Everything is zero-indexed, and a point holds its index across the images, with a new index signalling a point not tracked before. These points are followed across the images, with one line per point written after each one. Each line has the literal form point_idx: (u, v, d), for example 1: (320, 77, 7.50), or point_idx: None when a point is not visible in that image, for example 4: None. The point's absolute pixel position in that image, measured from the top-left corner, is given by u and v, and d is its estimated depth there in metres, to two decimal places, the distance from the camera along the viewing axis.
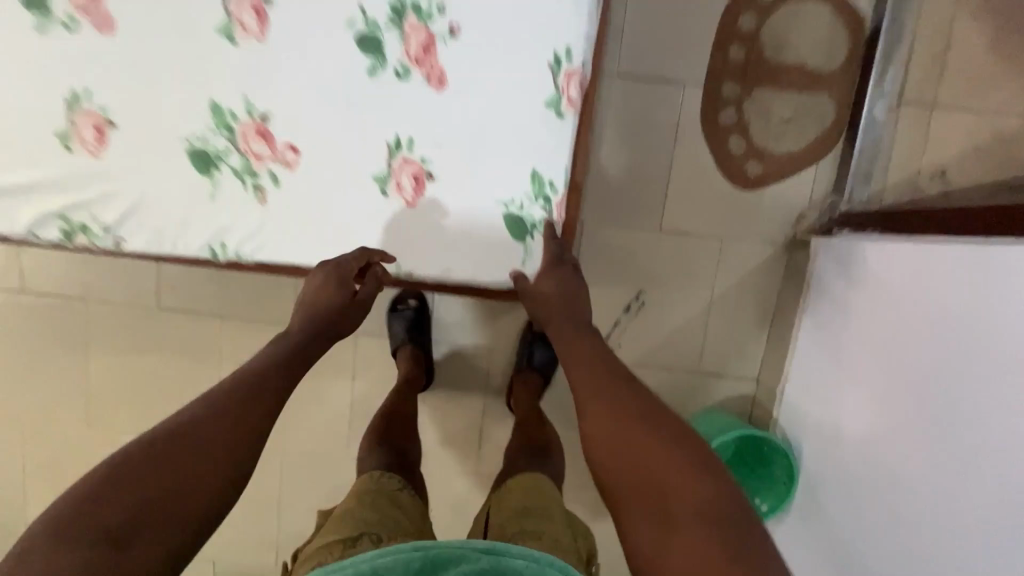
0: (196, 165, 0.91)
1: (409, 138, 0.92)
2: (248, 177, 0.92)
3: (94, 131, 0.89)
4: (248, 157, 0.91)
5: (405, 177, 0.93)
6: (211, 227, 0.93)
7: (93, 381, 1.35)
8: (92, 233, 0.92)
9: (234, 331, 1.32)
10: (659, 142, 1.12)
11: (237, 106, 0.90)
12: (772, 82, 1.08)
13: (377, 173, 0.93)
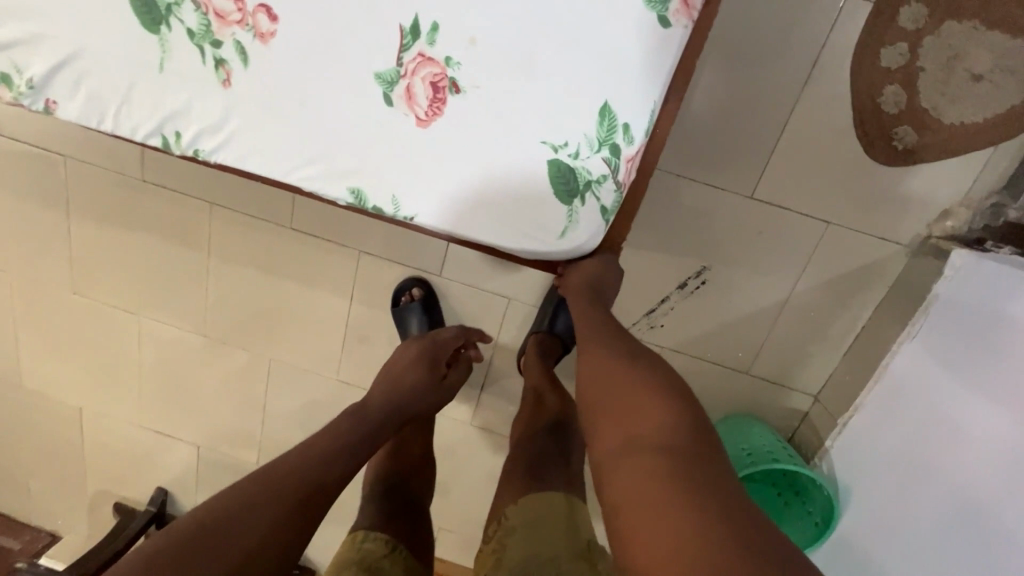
0: (138, 17, 0.55)
1: (434, 23, 0.52)
2: (206, 47, 0.55)
3: None
4: (207, 17, 0.54)
5: (420, 86, 0.53)
6: (164, 106, 0.57)
7: (34, 267, 1.12)
8: (13, 87, 0.59)
9: (194, 239, 1.06)
10: (784, 80, 0.79)
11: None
12: (977, 14, 0.73)
13: (380, 72, 0.54)
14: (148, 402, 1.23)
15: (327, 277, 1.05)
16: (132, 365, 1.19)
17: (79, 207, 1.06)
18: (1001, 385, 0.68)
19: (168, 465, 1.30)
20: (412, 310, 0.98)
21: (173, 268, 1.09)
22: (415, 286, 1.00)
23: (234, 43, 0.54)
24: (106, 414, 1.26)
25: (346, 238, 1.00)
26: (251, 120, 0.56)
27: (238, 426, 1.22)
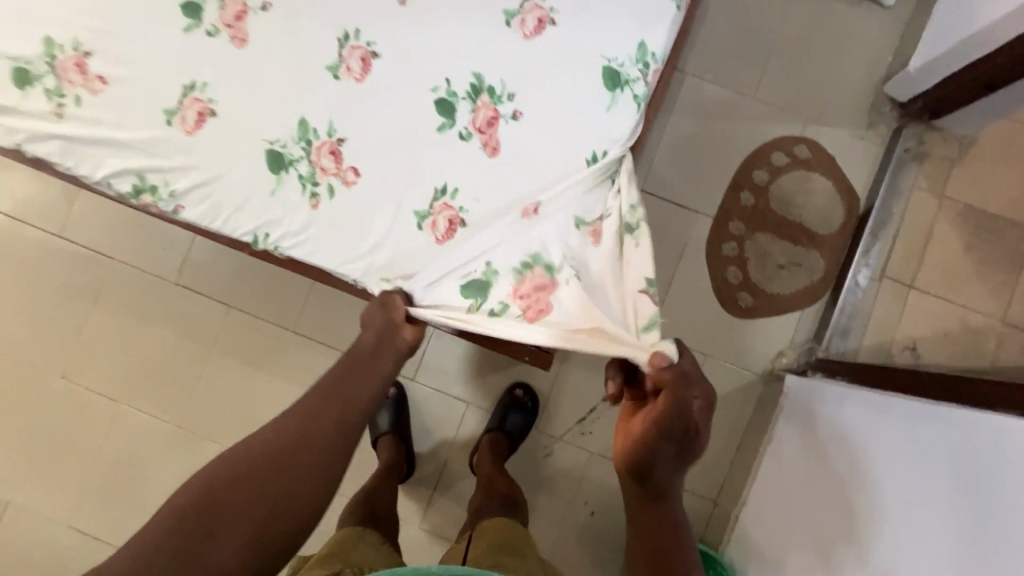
0: (266, 164, 0.87)
1: (455, 186, 0.86)
2: (309, 184, 0.87)
3: (196, 115, 0.88)
4: (315, 169, 0.87)
5: (441, 220, 0.86)
6: (263, 215, 0.87)
7: (36, 348, 1.24)
8: (159, 195, 0.88)
9: (202, 334, 1.24)
10: (667, 256, 1.21)
11: (303, 120, 0.87)
12: (775, 230, 1.20)
13: (417, 210, 0.87)
14: (88, 498, 1.22)
15: (313, 374, 1.23)
16: (89, 455, 1.22)
17: (105, 301, 1.24)
18: (816, 459, 0.97)
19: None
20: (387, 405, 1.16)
21: (172, 358, 1.24)
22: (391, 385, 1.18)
23: (329, 184, 0.87)
24: (33, 511, 1.22)
25: (339, 341, 1.22)
26: (324, 231, 0.87)
27: None
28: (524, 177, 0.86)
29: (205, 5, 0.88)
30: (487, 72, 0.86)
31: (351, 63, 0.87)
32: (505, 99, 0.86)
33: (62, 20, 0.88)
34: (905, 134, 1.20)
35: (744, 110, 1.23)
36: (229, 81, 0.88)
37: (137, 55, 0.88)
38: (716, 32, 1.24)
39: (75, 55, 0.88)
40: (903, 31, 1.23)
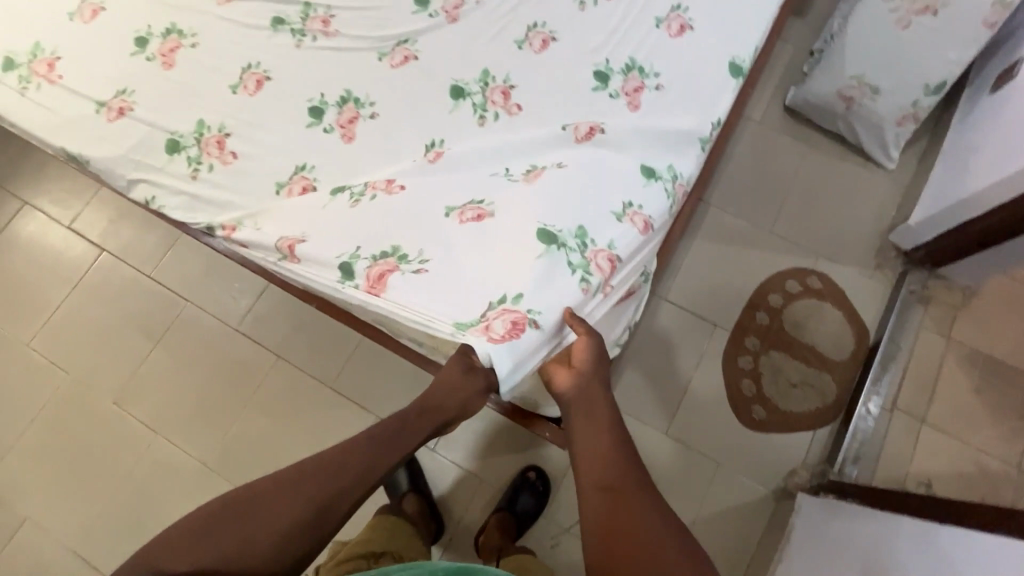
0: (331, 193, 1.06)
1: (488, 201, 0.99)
2: (357, 194, 1.03)
3: (300, 188, 1.07)
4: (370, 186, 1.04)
5: (469, 212, 0.97)
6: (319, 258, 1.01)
7: (97, 372, 1.36)
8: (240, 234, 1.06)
9: (246, 379, 1.34)
10: (684, 361, 1.29)
11: (375, 178, 1.06)
12: (787, 350, 1.29)
13: (449, 206, 0.99)
14: (104, 526, 1.26)
15: (340, 431, 1.30)
16: (117, 482, 1.28)
17: (169, 336, 1.37)
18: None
19: None
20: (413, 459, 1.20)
21: (215, 398, 1.33)
22: None
23: (371, 196, 1.02)
24: (48, 532, 1.26)
25: (369, 402, 1.31)
26: None
27: None
28: (554, 202, 0.95)
29: (326, 110, 1.12)
30: (539, 148, 1.04)
31: (431, 155, 1.07)
32: (551, 167, 1.02)
33: (215, 109, 1.13)
34: (910, 276, 1.32)
35: (761, 240, 1.38)
36: (331, 165, 1.08)
37: (265, 140, 1.10)
38: (738, 174, 1.44)
39: (219, 134, 1.11)
40: (903, 192, 1.41)
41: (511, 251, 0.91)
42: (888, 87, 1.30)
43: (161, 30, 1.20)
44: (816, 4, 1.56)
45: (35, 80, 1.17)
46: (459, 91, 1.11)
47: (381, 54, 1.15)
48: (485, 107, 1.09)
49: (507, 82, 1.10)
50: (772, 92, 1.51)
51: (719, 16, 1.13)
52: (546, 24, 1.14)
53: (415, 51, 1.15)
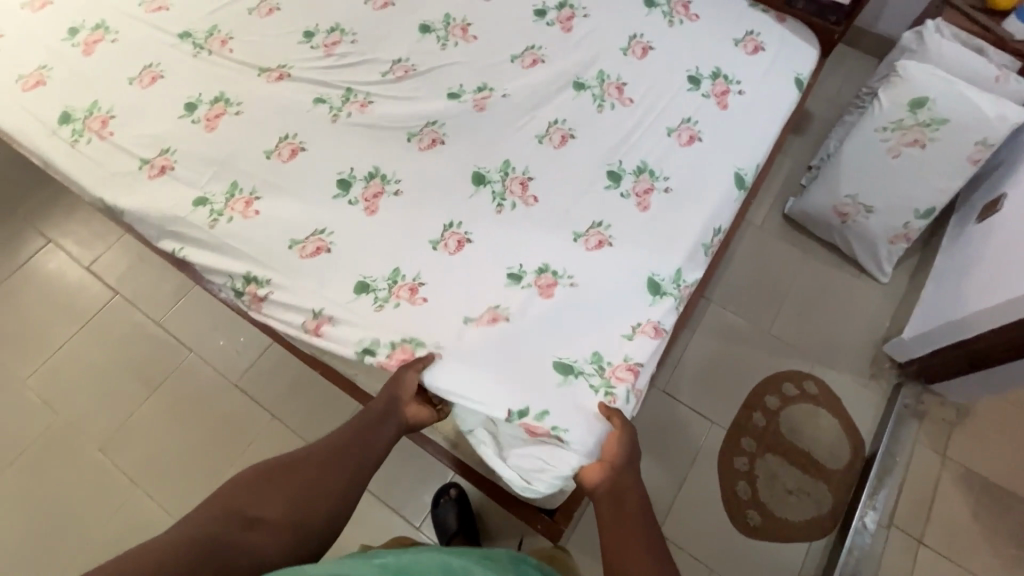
0: (353, 291, 1.07)
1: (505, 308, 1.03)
2: (381, 299, 1.06)
3: (315, 248, 1.12)
4: (391, 293, 1.06)
5: (485, 322, 1.02)
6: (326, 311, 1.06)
7: (86, 414, 1.34)
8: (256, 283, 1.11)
9: (237, 435, 1.33)
10: (679, 456, 1.29)
11: (397, 269, 1.09)
12: (784, 454, 1.29)
13: (466, 315, 1.03)
14: None
15: None
16: (86, 534, 1.24)
17: (166, 384, 1.37)
18: None
19: None
20: (451, 508, 1.21)
21: (201, 453, 1.31)
22: (455, 487, 1.25)
23: (396, 301, 1.05)
24: None
25: None
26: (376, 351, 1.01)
27: None
28: (568, 329, 1.02)
29: (354, 183, 1.18)
30: (551, 261, 1.08)
31: (449, 243, 1.11)
32: (564, 276, 1.06)
33: (250, 174, 1.20)
34: (905, 389, 1.34)
35: (759, 340, 1.42)
36: (352, 234, 1.13)
37: (293, 207, 1.17)
38: (738, 272, 1.50)
39: (247, 196, 1.18)
40: (896, 305, 1.46)
41: (531, 382, 0.97)
42: (881, 207, 1.39)
43: (210, 98, 1.30)
44: (815, 124, 1.69)
45: (87, 134, 1.26)
46: (480, 176, 1.18)
47: (411, 134, 1.24)
48: (503, 199, 1.15)
49: (526, 174, 1.17)
50: (771, 200, 1.60)
51: (725, 133, 1.23)
52: (566, 122, 1.24)
53: (441, 134, 1.24)
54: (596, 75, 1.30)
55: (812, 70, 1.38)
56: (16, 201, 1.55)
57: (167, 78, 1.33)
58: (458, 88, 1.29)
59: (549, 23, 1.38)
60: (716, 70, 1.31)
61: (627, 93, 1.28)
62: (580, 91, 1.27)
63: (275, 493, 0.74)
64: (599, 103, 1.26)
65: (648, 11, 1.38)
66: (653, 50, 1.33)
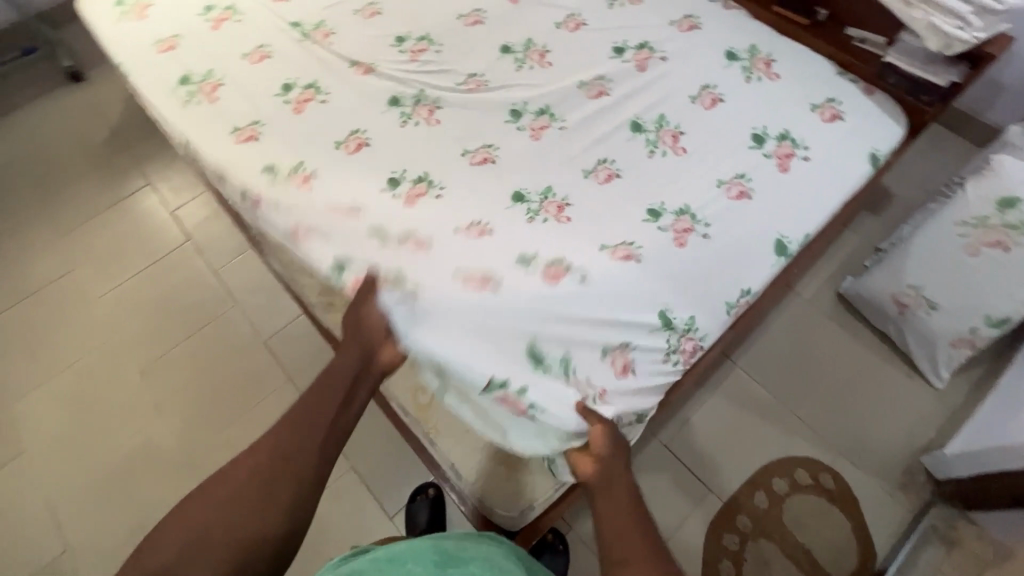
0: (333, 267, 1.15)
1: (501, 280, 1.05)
2: (384, 281, 1.08)
3: (339, 242, 1.16)
4: (394, 279, 1.08)
5: (474, 279, 1.05)
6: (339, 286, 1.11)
7: (138, 339, 1.50)
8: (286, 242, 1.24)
9: (255, 390, 1.43)
10: (667, 516, 1.24)
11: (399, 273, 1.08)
12: (781, 544, 1.21)
13: (459, 270, 1.07)
14: (85, 484, 1.34)
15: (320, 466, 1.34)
16: (112, 445, 1.38)
17: (209, 328, 1.51)
18: None
19: (28, 547, 1.28)
20: (425, 506, 1.24)
21: (223, 397, 1.43)
22: (433, 487, 1.27)
23: (398, 277, 1.08)
24: (34, 470, 1.36)
25: (352, 451, 1.34)
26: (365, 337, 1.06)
27: (117, 554, 1.27)
28: (557, 323, 1.01)
29: (402, 182, 1.23)
30: (572, 256, 1.07)
31: (471, 232, 1.12)
32: (577, 273, 1.06)
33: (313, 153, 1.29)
34: (934, 510, 1.22)
35: (780, 418, 1.34)
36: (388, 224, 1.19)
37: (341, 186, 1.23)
38: (774, 344, 1.42)
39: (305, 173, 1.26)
40: (946, 417, 1.33)
41: (503, 357, 0.99)
42: (946, 306, 1.26)
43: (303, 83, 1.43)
44: (895, 205, 1.57)
45: (199, 97, 1.44)
46: (522, 200, 1.16)
47: (465, 152, 1.26)
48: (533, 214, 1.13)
49: (566, 201, 1.15)
50: (827, 276, 1.51)
51: (779, 196, 1.18)
52: (615, 161, 1.21)
53: (494, 155, 1.25)
54: (657, 117, 1.28)
55: (893, 147, 1.29)
56: (132, 145, 1.78)
57: (271, 58, 1.48)
58: (520, 106, 1.33)
59: (625, 60, 1.37)
60: (785, 132, 1.25)
61: (683, 142, 1.24)
62: (636, 133, 1.25)
63: (240, 500, 0.82)
64: (652, 147, 1.23)
65: (727, 64, 1.33)
66: (723, 102, 1.29)
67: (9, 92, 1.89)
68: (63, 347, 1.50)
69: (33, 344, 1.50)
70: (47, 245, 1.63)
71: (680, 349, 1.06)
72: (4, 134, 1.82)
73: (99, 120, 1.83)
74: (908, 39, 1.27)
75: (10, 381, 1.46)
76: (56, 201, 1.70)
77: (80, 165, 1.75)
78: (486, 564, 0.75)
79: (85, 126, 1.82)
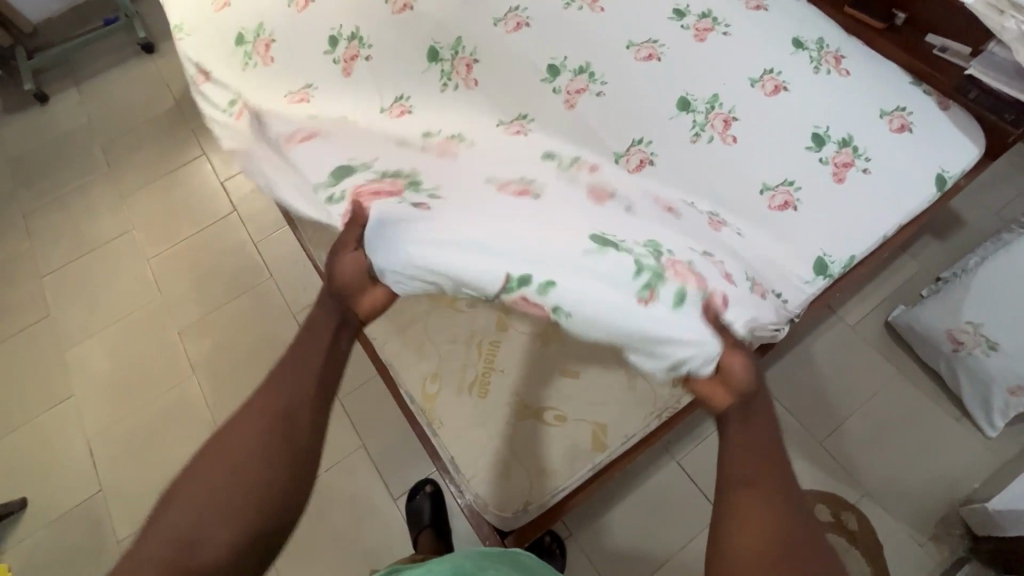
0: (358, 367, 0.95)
1: None
2: None
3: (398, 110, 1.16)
4: None
5: (506, 269, 0.89)
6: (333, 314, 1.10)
7: (179, 300, 1.59)
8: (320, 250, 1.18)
9: (282, 362, 1.49)
10: (668, 536, 1.20)
11: (446, 221, 0.97)
12: None
13: None
14: (122, 431, 1.44)
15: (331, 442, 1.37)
16: (148, 397, 1.47)
17: (244, 296, 1.57)
18: None
19: (71, 485, 1.39)
20: (423, 503, 1.24)
21: (252, 364, 1.49)
22: (431, 484, 1.28)
23: None
24: (80, 415, 1.47)
25: (364, 431, 1.37)
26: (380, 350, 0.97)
27: (146, 501, 1.36)
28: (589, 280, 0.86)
29: (441, 56, 1.19)
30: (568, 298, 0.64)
31: (509, 181, 0.87)
32: None
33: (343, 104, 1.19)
34: (969, 567, 1.13)
35: (805, 449, 1.26)
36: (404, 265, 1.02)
37: None
38: (807, 370, 1.34)
39: (357, 48, 1.20)
40: (998, 468, 1.22)
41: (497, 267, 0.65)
42: (1009, 349, 1.14)
43: (341, 36, 1.21)
44: (964, 232, 1.44)
45: (255, 55, 1.23)
46: (605, 242, 0.69)
47: (500, 122, 1.16)
48: (490, 182, 0.89)
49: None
50: (876, 303, 1.40)
51: (832, 209, 1.08)
52: (650, 145, 1.13)
53: (527, 128, 1.13)
54: (709, 98, 1.16)
55: (966, 169, 1.17)
56: (192, 116, 1.87)
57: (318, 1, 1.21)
58: (559, 62, 1.19)
59: (684, 26, 1.21)
60: (848, 137, 1.13)
61: (734, 129, 1.13)
62: (682, 112, 1.14)
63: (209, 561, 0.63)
64: (697, 131, 1.13)
65: (793, 51, 1.19)
66: (786, 91, 1.15)
67: (88, 60, 2.02)
68: (114, 302, 1.60)
69: (88, 295, 1.62)
70: (110, 205, 1.75)
71: (733, 341, 0.91)
72: (82, 99, 1.95)
73: (165, 91, 1.93)
74: (997, 49, 1.13)
75: (66, 328, 1.58)
76: (120, 164, 1.81)
77: (143, 135, 1.86)
78: None
79: (152, 96, 1.93)
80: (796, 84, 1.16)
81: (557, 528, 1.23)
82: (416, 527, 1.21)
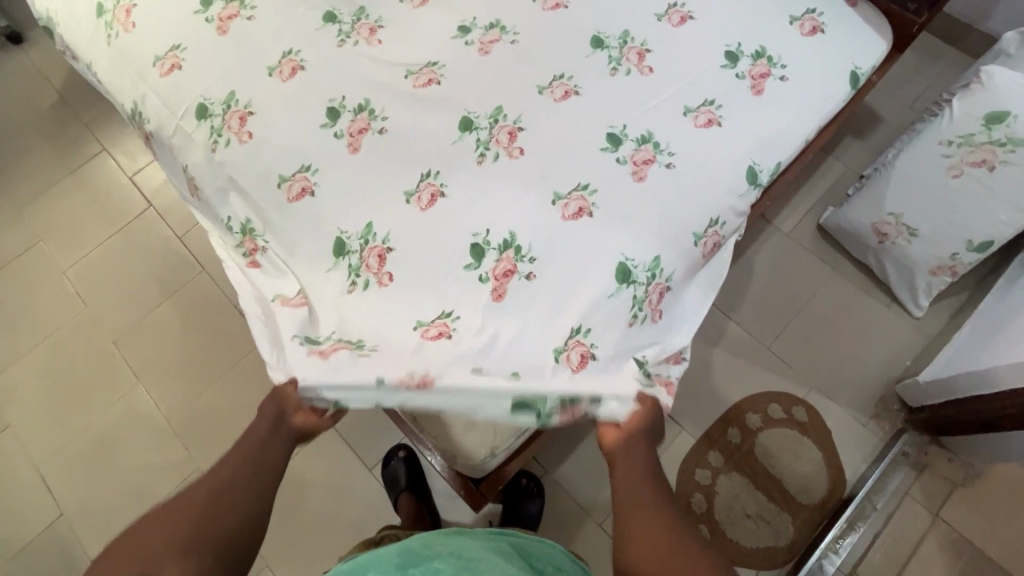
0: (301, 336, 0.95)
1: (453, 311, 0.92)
2: (354, 274, 0.97)
3: (300, 189, 1.02)
4: (363, 262, 0.97)
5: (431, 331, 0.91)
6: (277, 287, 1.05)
7: (107, 310, 1.49)
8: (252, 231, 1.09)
9: (232, 353, 1.44)
10: None
11: (369, 224, 0.98)
12: (752, 477, 1.24)
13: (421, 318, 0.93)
14: (72, 454, 1.37)
15: None
16: (94, 415, 1.40)
17: (179, 294, 1.49)
18: None
19: (27, 517, 1.33)
20: (396, 467, 1.25)
21: (201, 362, 1.43)
22: (403, 449, 1.28)
23: (366, 280, 0.96)
24: (22, 443, 1.39)
25: None
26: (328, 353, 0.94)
27: (112, 517, 1.32)
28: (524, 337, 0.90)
29: (343, 115, 1.06)
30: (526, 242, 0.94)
31: (421, 194, 0.98)
32: (526, 258, 0.93)
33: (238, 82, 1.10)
34: (906, 437, 1.25)
35: (756, 356, 1.33)
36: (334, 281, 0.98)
37: (272, 121, 1.07)
38: (753, 283, 1.39)
39: (242, 111, 1.08)
40: (926, 345, 1.32)
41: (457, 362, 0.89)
42: (927, 233, 1.20)
43: (221, 103, 1.10)
44: (881, 128, 1.49)
45: (115, 28, 1.19)
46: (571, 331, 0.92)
47: (406, 194, 0.99)
48: (410, 200, 0.98)
49: (386, 244, 0.96)
50: (809, 209, 1.44)
51: (754, 120, 1.09)
52: (572, 77, 1.08)
53: (440, 74, 1.09)
54: (622, 32, 1.12)
55: (876, 65, 1.20)
56: (81, 110, 1.70)
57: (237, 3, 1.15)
58: (472, 114, 1.05)
59: None
60: (762, 47, 1.12)
61: (648, 60, 1.10)
62: (597, 48, 1.10)
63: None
64: (614, 65, 1.10)
65: None
66: (693, 20, 1.13)
67: None
68: (34, 323, 1.49)
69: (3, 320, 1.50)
70: (7, 219, 1.59)
71: (646, 301, 0.96)
72: None
73: (45, 87, 1.74)
74: None
75: None
76: (9, 174, 1.64)
77: (31, 139, 1.68)
78: (451, 558, 0.69)
79: (30, 93, 1.73)
80: (704, 3, 1.15)
81: (532, 468, 1.27)
82: (395, 490, 1.22)
